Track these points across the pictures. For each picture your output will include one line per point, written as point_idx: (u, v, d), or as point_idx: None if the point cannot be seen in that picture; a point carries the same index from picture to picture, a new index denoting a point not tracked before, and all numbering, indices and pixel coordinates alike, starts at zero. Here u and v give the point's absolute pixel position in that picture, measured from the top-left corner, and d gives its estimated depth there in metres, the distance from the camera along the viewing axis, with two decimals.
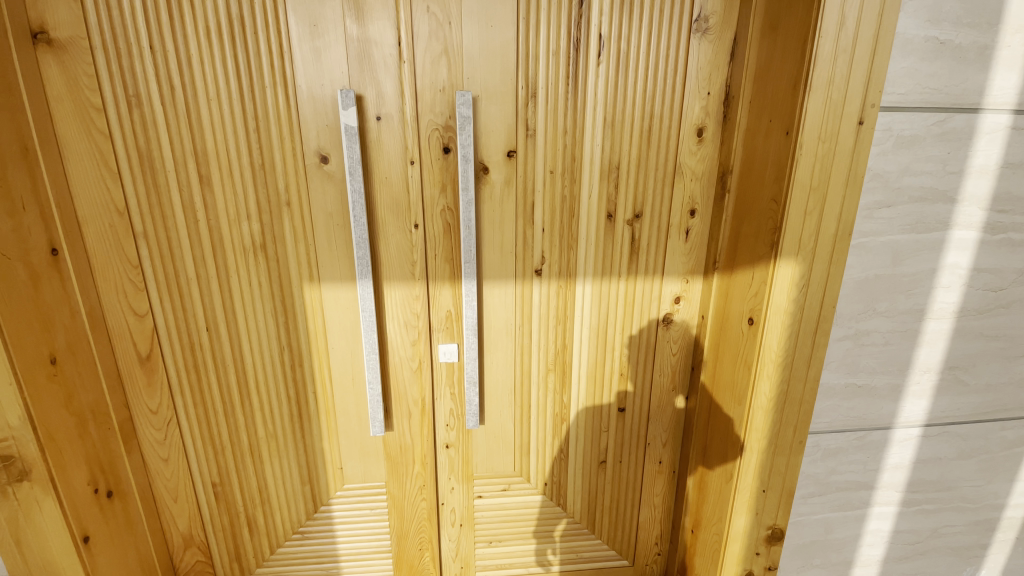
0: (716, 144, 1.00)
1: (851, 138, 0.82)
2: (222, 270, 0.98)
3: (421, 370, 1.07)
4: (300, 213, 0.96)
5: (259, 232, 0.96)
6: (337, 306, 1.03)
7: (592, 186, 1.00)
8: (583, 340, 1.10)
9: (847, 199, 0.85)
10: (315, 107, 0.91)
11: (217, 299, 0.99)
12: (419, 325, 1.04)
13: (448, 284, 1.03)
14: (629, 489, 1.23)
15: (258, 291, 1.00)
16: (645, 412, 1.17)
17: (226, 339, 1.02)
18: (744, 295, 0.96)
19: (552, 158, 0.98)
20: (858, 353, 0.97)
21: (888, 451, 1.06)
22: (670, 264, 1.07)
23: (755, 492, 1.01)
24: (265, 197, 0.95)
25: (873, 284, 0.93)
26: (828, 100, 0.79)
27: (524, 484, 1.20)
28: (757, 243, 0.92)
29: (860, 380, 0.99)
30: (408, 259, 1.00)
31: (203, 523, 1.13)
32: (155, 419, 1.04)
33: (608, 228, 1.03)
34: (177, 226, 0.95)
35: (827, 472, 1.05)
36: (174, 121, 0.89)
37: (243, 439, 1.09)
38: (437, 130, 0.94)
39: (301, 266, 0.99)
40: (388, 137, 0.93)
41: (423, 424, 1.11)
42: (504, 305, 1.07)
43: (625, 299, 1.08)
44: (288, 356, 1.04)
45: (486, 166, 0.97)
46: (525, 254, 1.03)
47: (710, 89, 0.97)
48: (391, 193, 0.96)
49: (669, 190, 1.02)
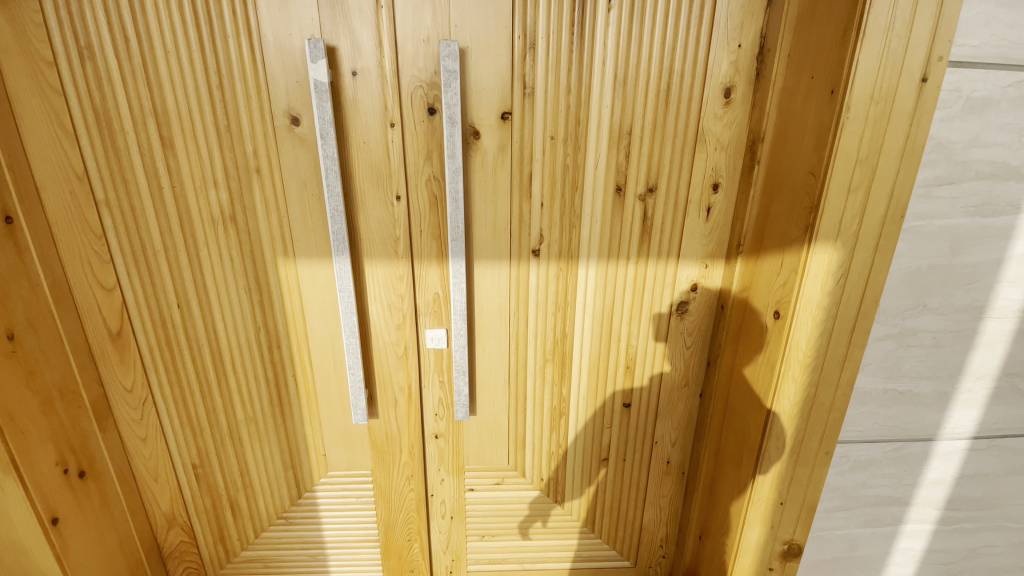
0: (747, 108, 0.86)
1: (911, 100, 0.67)
2: (190, 242, 0.90)
3: (407, 356, 0.98)
4: (272, 182, 0.87)
5: (227, 202, 0.88)
6: (314, 284, 0.94)
7: (599, 154, 0.87)
8: (585, 330, 1.00)
9: (902, 174, 0.71)
10: (283, 59, 0.80)
11: (187, 273, 0.92)
12: (403, 308, 0.95)
13: (435, 263, 0.93)
14: (631, 489, 1.14)
15: (230, 267, 0.92)
16: (653, 408, 1.07)
17: (199, 316, 0.95)
18: (770, 284, 0.83)
19: (554, 121, 0.85)
20: (901, 355, 0.84)
21: (927, 464, 0.94)
22: (687, 245, 0.94)
23: (771, 504, 0.91)
24: (232, 163, 0.86)
25: (925, 276, 0.79)
26: (884, 51, 0.65)
27: (519, 479, 1.12)
28: (789, 224, 0.78)
29: (901, 385, 0.87)
30: (391, 234, 0.90)
31: (186, 505, 1.09)
32: (130, 397, 0.99)
33: (617, 203, 0.91)
34: (141, 194, 0.87)
35: (856, 485, 0.95)
36: (131, 75, 0.80)
37: (221, 420, 1.03)
38: (421, 88, 0.83)
39: (274, 240, 0.90)
40: (365, 96, 0.82)
41: (410, 413, 1.03)
42: (497, 287, 0.96)
43: (633, 284, 0.97)
44: (264, 335, 0.97)
45: (477, 130, 0.85)
46: (522, 232, 0.92)
47: (741, 41, 0.82)
48: (371, 159, 0.85)
49: (689, 160, 0.89)
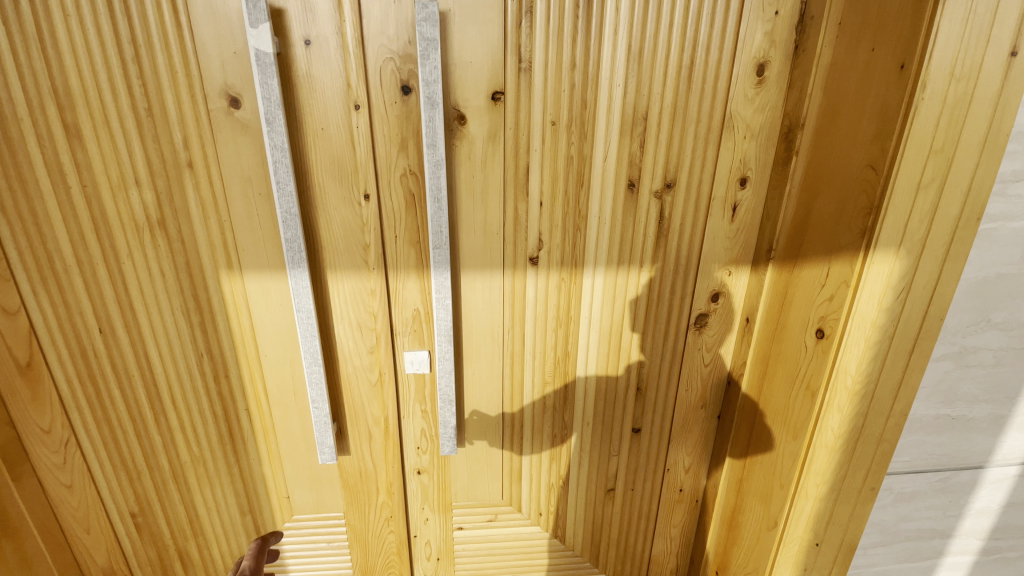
0: (782, 88, 0.73)
1: (999, 74, 0.54)
2: (110, 254, 0.73)
3: (382, 385, 0.84)
4: (208, 179, 0.71)
5: (153, 204, 0.71)
6: (266, 302, 0.78)
7: (608, 142, 0.73)
8: (590, 348, 0.86)
9: (983, 167, 0.57)
10: (215, 23, 0.64)
11: (108, 291, 0.75)
12: (376, 328, 0.80)
13: (413, 275, 0.78)
14: (639, 520, 1.02)
15: (162, 284, 0.75)
16: (666, 434, 0.95)
17: (126, 342, 0.78)
18: (811, 297, 0.71)
19: (555, 103, 0.70)
20: (958, 377, 0.73)
21: (974, 494, 0.84)
22: (708, 250, 0.81)
23: (805, 546, 0.77)
24: (158, 155, 0.69)
25: (992, 286, 0.68)
26: (970, 14, 0.52)
27: (514, 514, 0.98)
28: (839, 228, 0.65)
29: (954, 411, 0.76)
30: (359, 241, 0.75)
31: (126, 558, 0.92)
32: (49, 439, 0.82)
33: (629, 202, 0.77)
34: (43, 195, 0.69)
35: (897, 519, 0.84)
36: (18, 43, 0.63)
37: (162, 461, 0.87)
38: (392, 62, 0.67)
39: (215, 250, 0.74)
40: (322, 71, 0.66)
41: (387, 448, 0.88)
42: (487, 301, 0.82)
43: (646, 295, 0.83)
44: (208, 363, 0.81)
45: (462, 114, 0.70)
46: (517, 236, 0.78)
47: (779, 6, 0.68)
48: (332, 150, 0.70)
49: (714, 150, 0.75)
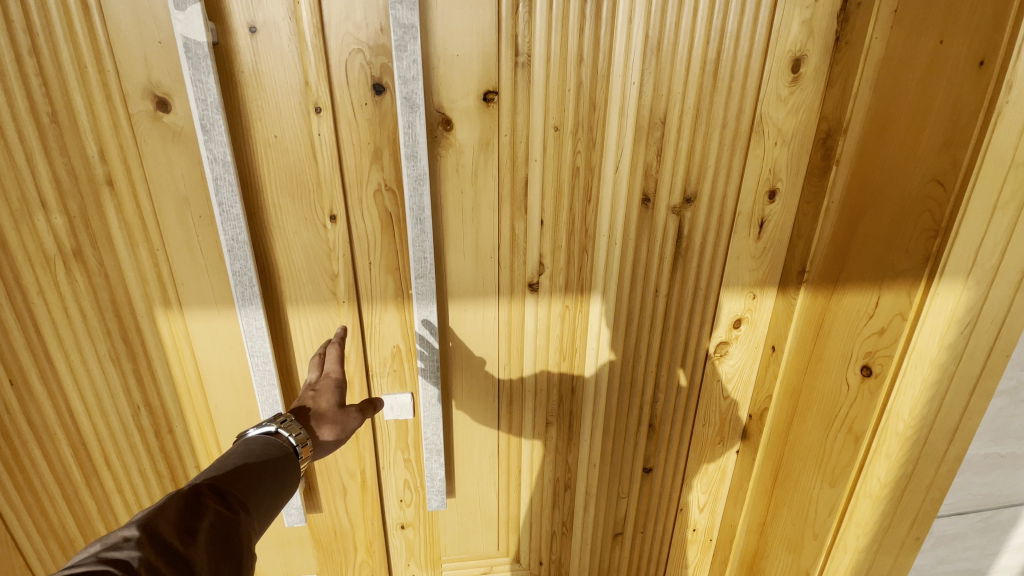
0: (818, 87, 0.63)
1: None
2: (13, 291, 0.59)
3: (357, 433, 0.72)
4: (135, 199, 0.58)
5: (66, 231, 0.58)
6: (214, 345, 0.65)
7: (621, 150, 0.62)
8: (599, 384, 0.75)
9: None
10: (134, 5, 0.51)
11: (14, 335, 0.61)
12: (349, 369, 0.68)
13: (392, 307, 0.66)
14: (649, 564, 0.92)
15: (85, 325, 0.62)
16: (679, 472, 0.85)
17: (39, 396, 0.64)
18: (853, 328, 0.61)
19: (559, 104, 0.59)
20: (1012, 413, 0.65)
21: (1015, 532, 0.77)
22: (731, 271, 0.72)
23: None
24: (70, 170, 0.56)
25: None
26: None
27: (511, 565, 0.88)
28: (893, 251, 0.56)
29: (1004, 449, 0.68)
30: (325, 270, 0.63)
31: None
32: None
33: (644, 218, 0.66)
34: None
35: (933, 563, 0.77)
36: None
37: (96, 529, 0.73)
38: (360, 55, 0.55)
39: (147, 284, 0.61)
40: (273, 66, 0.54)
41: (365, 502, 0.77)
42: (479, 334, 0.70)
43: (661, 322, 0.73)
44: (146, 415, 0.68)
45: (448, 119, 0.59)
46: (514, 260, 0.66)
47: None
48: (288, 163, 0.57)
49: (740, 159, 0.65)
